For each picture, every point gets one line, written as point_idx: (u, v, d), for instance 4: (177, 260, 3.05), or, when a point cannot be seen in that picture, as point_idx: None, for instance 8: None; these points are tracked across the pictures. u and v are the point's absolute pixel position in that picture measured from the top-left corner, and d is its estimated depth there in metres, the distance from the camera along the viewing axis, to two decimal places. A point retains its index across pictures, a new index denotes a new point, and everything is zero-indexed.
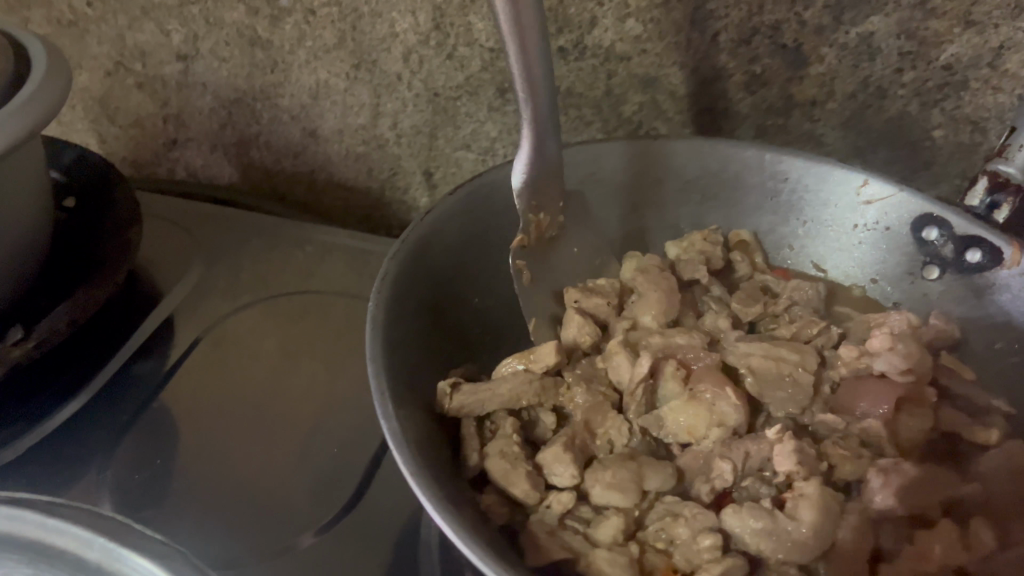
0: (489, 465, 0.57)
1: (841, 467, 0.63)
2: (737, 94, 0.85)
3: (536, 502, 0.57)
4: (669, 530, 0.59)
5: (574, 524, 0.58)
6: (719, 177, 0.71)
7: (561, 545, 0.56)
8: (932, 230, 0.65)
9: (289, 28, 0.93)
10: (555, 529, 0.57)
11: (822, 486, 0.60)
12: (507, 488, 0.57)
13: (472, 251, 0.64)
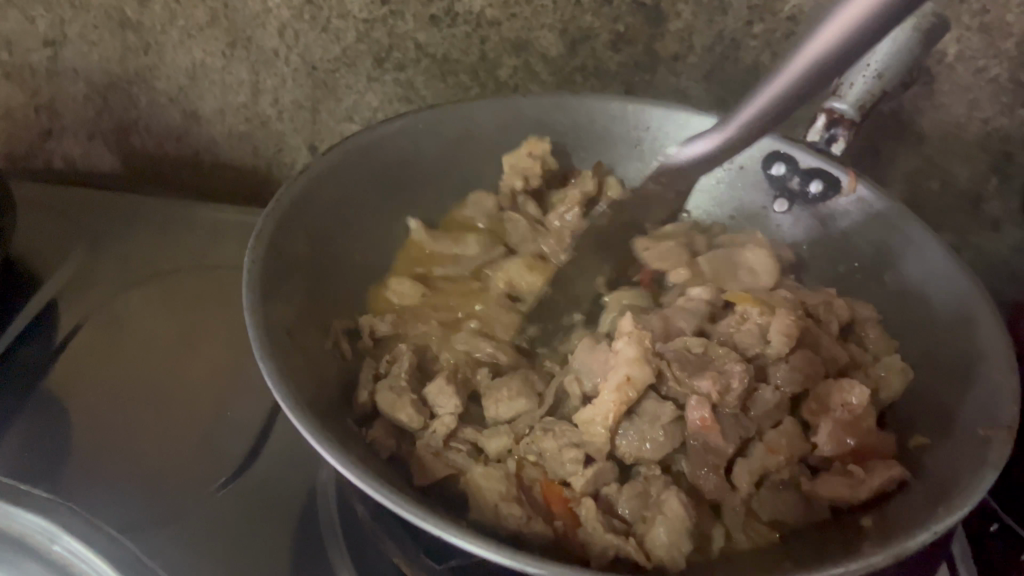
0: (379, 400, 0.56)
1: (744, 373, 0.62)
2: (605, 53, 0.89)
3: (422, 425, 0.55)
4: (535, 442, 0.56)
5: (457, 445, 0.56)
6: (589, 129, 0.75)
7: (447, 465, 0.54)
8: (781, 166, 0.71)
9: (158, 8, 0.93)
10: (440, 451, 0.55)
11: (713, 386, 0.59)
12: (393, 417, 0.55)
13: (350, 210, 0.66)
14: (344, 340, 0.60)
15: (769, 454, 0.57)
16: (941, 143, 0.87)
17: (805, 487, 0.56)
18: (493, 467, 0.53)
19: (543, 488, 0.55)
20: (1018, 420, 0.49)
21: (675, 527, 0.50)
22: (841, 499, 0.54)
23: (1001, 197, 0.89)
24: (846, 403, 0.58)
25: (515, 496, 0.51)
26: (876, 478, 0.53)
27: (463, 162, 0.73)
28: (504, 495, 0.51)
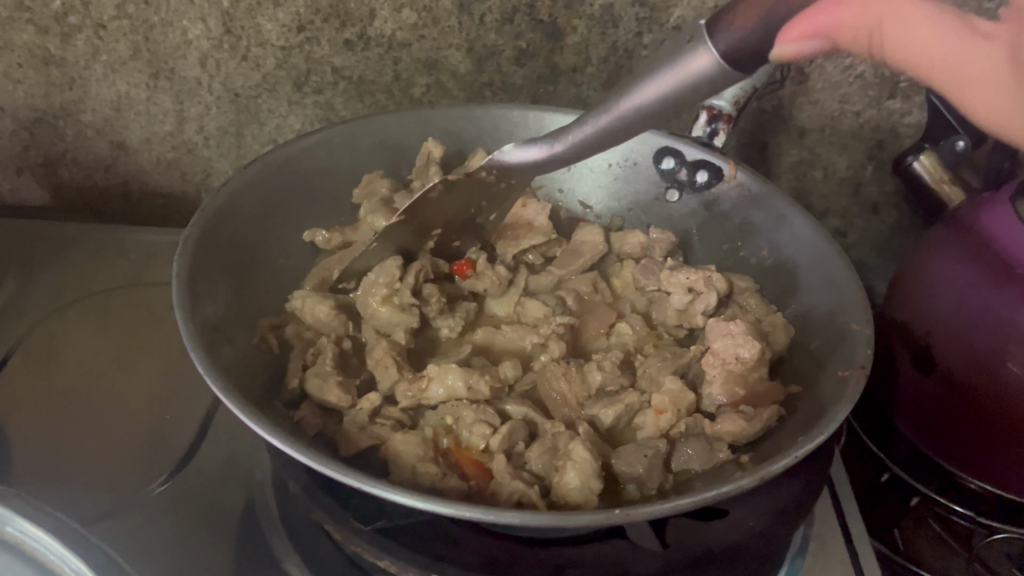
0: (306, 384, 0.61)
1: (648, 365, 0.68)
2: (510, 68, 0.96)
3: (349, 404, 0.60)
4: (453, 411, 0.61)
5: (380, 419, 0.60)
6: (499, 137, 0.81)
7: (371, 437, 0.59)
8: (669, 159, 0.78)
9: (81, 44, 0.96)
10: (366, 425, 0.60)
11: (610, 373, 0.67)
12: (321, 398, 0.60)
13: (269, 220, 0.70)
14: (273, 336, 0.65)
15: (658, 416, 0.63)
16: (819, 135, 0.96)
17: (708, 429, 0.61)
18: (410, 435, 0.58)
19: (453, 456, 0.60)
20: (869, 359, 0.56)
21: (583, 471, 0.56)
22: (739, 435, 0.60)
23: (877, 182, 0.98)
24: (738, 357, 0.64)
25: (432, 457, 0.57)
26: (767, 412, 0.60)
27: (374, 171, 0.79)
28: (421, 457, 0.56)
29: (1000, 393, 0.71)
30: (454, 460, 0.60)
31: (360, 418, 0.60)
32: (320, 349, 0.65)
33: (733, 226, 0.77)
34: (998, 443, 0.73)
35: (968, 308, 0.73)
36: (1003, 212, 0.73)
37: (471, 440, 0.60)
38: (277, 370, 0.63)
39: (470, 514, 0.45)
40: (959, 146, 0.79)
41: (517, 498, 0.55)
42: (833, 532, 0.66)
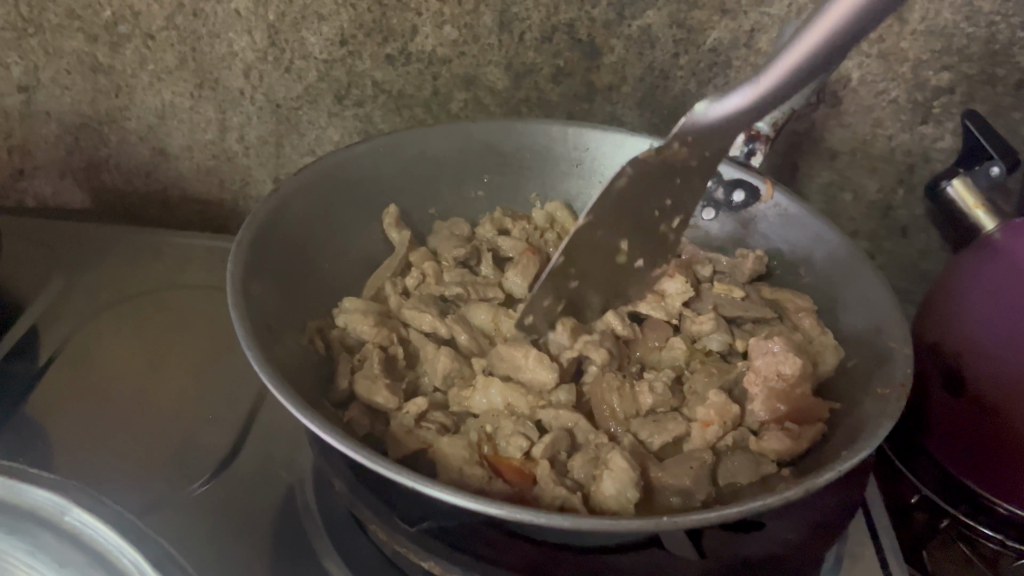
0: (354, 386, 0.62)
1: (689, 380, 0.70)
2: (546, 86, 0.97)
3: (396, 407, 0.62)
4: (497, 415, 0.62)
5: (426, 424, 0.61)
6: (538, 152, 0.82)
7: (418, 440, 0.60)
8: (708, 180, 0.75)
9: (130, 53, 0.99)
10: (413, 429, 0.61)
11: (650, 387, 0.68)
12: (370, 401, 0.62)
13: (316, 227, 0.72)
14: (321, 339, 0.67)
15: (703, 429, 0.64)
16: (851, 158, 0.97)
17: (754, 445, 0.62)
18: (456, 438, 0.59)
19: (496, 459, 0.61)
20: (909, 378, 0.57)
21: (620, 478, 0.57)
22: (785, 453, 0.60)
23: (908, 206, 0.99)
24: (780, 374, 0.65)
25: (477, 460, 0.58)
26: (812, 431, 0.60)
27: (416, 181, 0.80)
28: (467, 460, 0.58)
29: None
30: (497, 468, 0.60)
31: (407, 421, 0.61)
32: (367, 354, 0.66)
33: (767, 245, 0.78)
34: None
35: (1005, 328, 0.74)
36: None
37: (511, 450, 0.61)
38: (325, 375, 0.65)
39: (524, 516, 0.45)
40: (994, 172, 0.79)
41: (559, 503, 0.56)
42: (867, 546, 0.66)
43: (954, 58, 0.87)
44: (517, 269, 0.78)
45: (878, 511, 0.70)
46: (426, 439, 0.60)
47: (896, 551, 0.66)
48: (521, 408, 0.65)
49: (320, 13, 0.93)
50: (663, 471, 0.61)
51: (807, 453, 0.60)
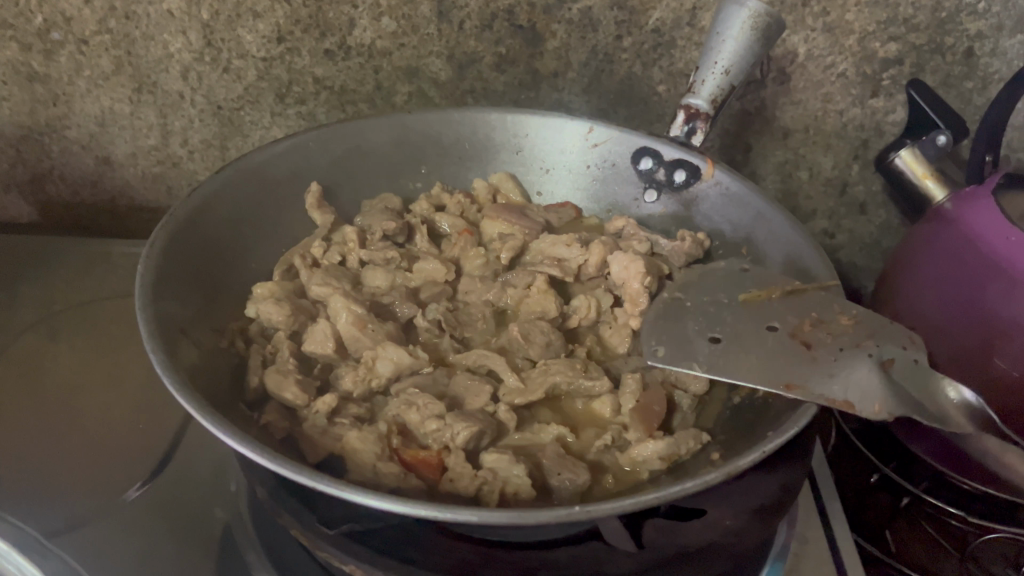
0: (266, 381, 0.56)
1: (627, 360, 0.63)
2: (490, 74, 0.96)
3: (305, 404, 0.54)
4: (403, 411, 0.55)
5: (340, 416, 0.55)
6: (477, 140, 0.80)
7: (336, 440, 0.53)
8: (648, 160, 0.77)
9: (64, 59, 0.97)
10: (326, 428, 0.53)
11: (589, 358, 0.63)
12: (278, 396, 0.55)
13: (244, 226, 0.68)
14: (241, 338, 0.61)
15: (598, 425, 0.58)
16: (804, 135, 0.96)
17: (632, 449, 0.55)
18: (366, 430, 0.52)
19: (407, 454, 0.53)
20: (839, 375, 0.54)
21: (557, 463, 0.53)
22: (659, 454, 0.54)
23: (864, 181, 0.98)
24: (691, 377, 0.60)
25: (391, 456, 0.51)
26: (688, 442, 0.55)
27: (350, 174, 0.76)
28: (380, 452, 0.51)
29: (987, 387, 0.72)
30: (402, 463, 0.52)
31: (319, 420, 0.53)
32: (279, 344, 0.60)
33: (710, 226, 0.75)
34: (989, 436, 0.72)
35: (956, 300, 0.74)
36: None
37: (427, 443, 0.53)
38: (242, 370, 0.59)
39: (427, 513, 0.43)
40: (941, 141, 0.78)
41: (477, 490, 0.50)
42: (816, 530, 0.64)
43: (901, 28, 0.86)
44: (456, 244, 0.71)
45: (828, 493, 0.67)
46: (341, 438, 0.53)
47: (845, 535, 0.63)
48: (446, 388, 0.58)
49: (255, 10, 0.91)
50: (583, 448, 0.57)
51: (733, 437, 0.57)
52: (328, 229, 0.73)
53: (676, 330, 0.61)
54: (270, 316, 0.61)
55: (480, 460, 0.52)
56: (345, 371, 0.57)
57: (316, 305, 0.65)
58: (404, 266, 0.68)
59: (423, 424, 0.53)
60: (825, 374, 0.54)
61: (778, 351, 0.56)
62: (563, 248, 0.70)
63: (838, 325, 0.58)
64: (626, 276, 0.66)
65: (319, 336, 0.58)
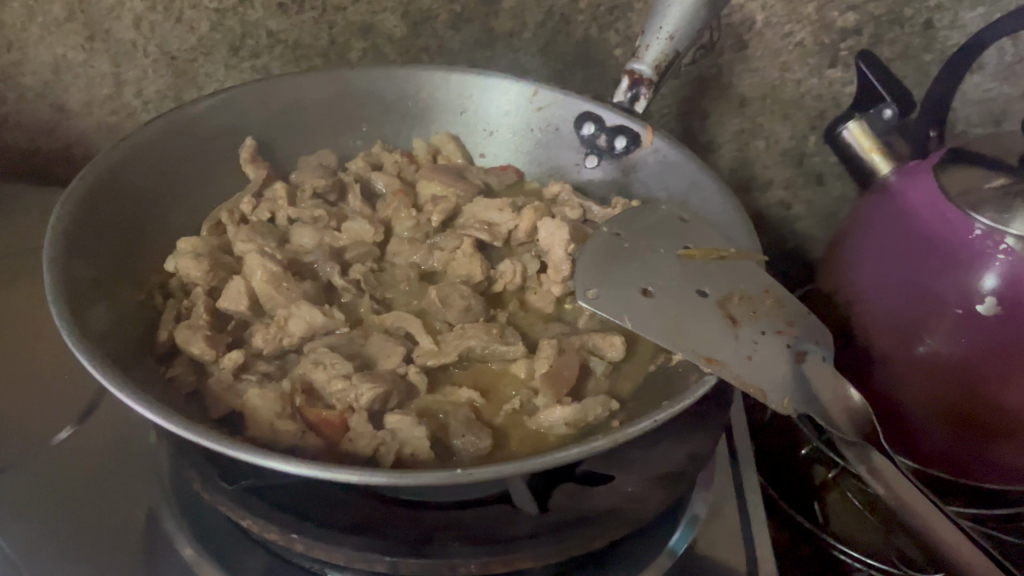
0: (176, 337, 0.56)
1: (549, 325, 0.63)
2: (445, 32, 0.94)
3: (213, 360, 0.55)
4: (311, 372, 0.54)
5: (247, 374, 0.54)
6: (421, 99, 0.79)
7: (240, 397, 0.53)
8: (590, 125, 0.76)
9: (16, 5, 0.96)
10: (232, 385, 0.53)
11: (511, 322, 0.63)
12: (186, 351, 0.55)
13: (168, 178, 0.67)
14: (160, 292, 0.61)
15: (511, 389, 0.58)
16: (761, 104, 0.95)
17: (539, 418, 0.55)
18: (269, 388, 0.52)
19: (311, 413, 0.53)
20: (756, 362, 0.52)
21: (463, 425, 0.53)
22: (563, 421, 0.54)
23: (821, 152, 0.97)
24: (608, 343, 0.60)
25: (291, 414, 0.51)
26: (594, 410, 0.55)
27: (288, 131, 0.75)
28: (280, 412, 0.51)
29: (921, 376, 0.72)
30: (306, 421, 0.52)
31: (224, 376, 0.53)
32: (195, 299, 0.59)
33: (646, 193, 0.75)
34: (930, 417, 0.73)
35: (895, 279, 0.73)
36: (972, 176, 0.68)
37: (331, 401, 0.54)
38: (155, 326, 0.59)
39: (304, 470, 0.42)
40: (887, 115, 0.76)
41: (375, 450, 0.51)
42: (730, 501, 0.64)
43: None
44: (388, 204, 0.71)
45: (746, 464, 0.68)
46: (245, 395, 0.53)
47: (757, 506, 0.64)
48: (359, 348, 0.58)
49: None
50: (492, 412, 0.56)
51: (642, 406, 0.57)
52: (259, 185, 0.72)
53: (610, 270, 0.56)
54: (189, 271, 0.61)
55: (383, 421, 0.52)
56: (257, 329, 0.57)
57: (238, 260, 0.65)
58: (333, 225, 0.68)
59: (329, 383, 0.54)
60: (745, 355, 0.52)
61: (706, 318, 0.54)
62: (495, 215, 0.69)
63: (764, 304, 0.56)
64: (552, 242, 0.65)
65: (234, 293, 0.58)
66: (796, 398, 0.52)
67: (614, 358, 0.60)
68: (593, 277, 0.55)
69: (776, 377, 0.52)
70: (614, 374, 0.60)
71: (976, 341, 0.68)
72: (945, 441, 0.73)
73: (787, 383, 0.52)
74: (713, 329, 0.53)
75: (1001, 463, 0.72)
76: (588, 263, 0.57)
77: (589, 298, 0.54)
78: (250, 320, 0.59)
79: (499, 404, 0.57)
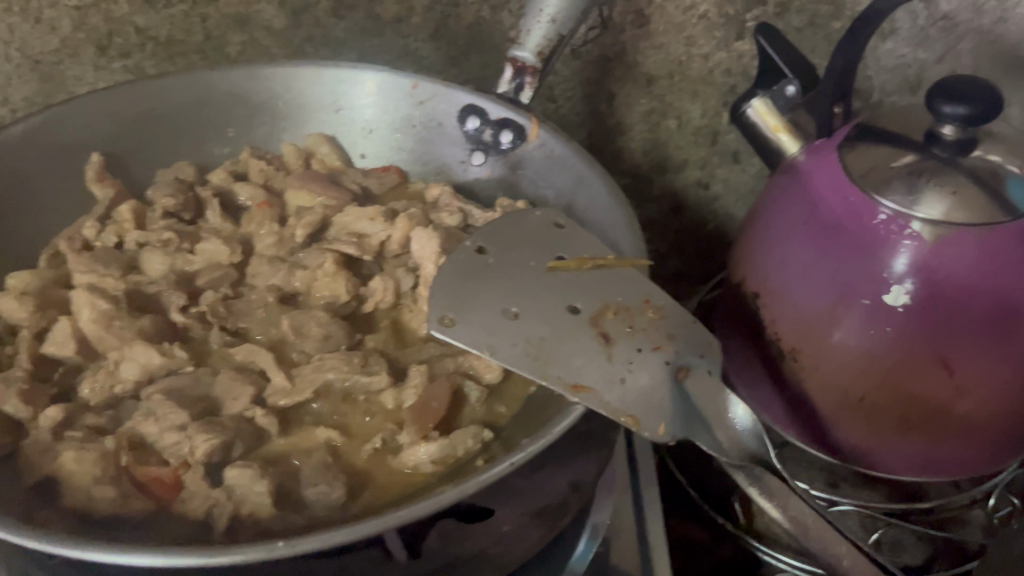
0: None
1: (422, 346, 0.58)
2: (328, 20, 0.88)
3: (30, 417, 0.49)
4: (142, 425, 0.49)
5: (69, 431, 0.49)
6: (293, 99, 0.73)
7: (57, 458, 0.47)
8: (473, 119, 0.70)
9: None
10: (50, 445, 0.48)
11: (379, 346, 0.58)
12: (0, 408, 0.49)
13: None
14: None
15: (375, 425, 0.53)
16: (668, 82, 0.89)
17: (402, 456, 0.50)
18: (87, 448, 0.46)
19: (142, 470, 0.47)
20: (630, 387, 0.48)
21: (316, 473, 0.48)
22: (427, 460, 0.49)
23: (735, 129, 0.91)
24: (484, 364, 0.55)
25: (113, 477, 0.45)
26: (462, 442, 0.50)
27: (142, 142, 0.69)
28: (100, 475, 0.45)
29: (834, 371, 0.67)
30: (134, 482, 0.47)
31: (40, 436, 0.47)
32: (18, 345, 0.53)
33: (535, 191, 0.69)
34: (847, 413, 0.69)
35: (803, 269, 0.68)
36: (879, 156, 0.64)
37: (166, 455, 0.48)
38: None
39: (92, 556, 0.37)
40: (790, 91, 0.72)
41: (207, 513, 0.45)
42: (629, 522, 0.60)
43: None
44: (250, 220, 0.65)
45: (648, 476, 0.63)
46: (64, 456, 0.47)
47: (657, 523, 0.59)
48: (203, 390, 0.52)
49: None
50: (353, 453, 0.51)
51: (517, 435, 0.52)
52: (108, 206, 0.65)
53: (472, 290, 0.51)
54: (11, 312, 0.55)
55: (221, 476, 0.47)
56: (85, 377, 0.52)
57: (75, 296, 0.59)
58: (185, 248, 0.62)
59: (162, 436, 0.48)
60: (617, 380, 0.48)
61: (574, 341, 0.49)
62: (364, 223, 0.64)
63: (643, 317, 0.51)
64: (423, 254, 0.61)
65: (60, 337, 0.53)
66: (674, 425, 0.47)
67: (490, 382, 0.55)
68: (452, 300, 0.50)
69: (651, 403, 0.47)
70: (491, 398, 0.55)
71: (887, 332, 0.64)
72: (863, 438, 0.69)
73: (665, 408, 0.48)
74: (581, 354, 0.48)
75: (918, 458, 0.68)
76: (446, 285, 0.51)
77: (444, 325, 0.48)
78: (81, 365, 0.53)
79: (360, 441, 0.52)
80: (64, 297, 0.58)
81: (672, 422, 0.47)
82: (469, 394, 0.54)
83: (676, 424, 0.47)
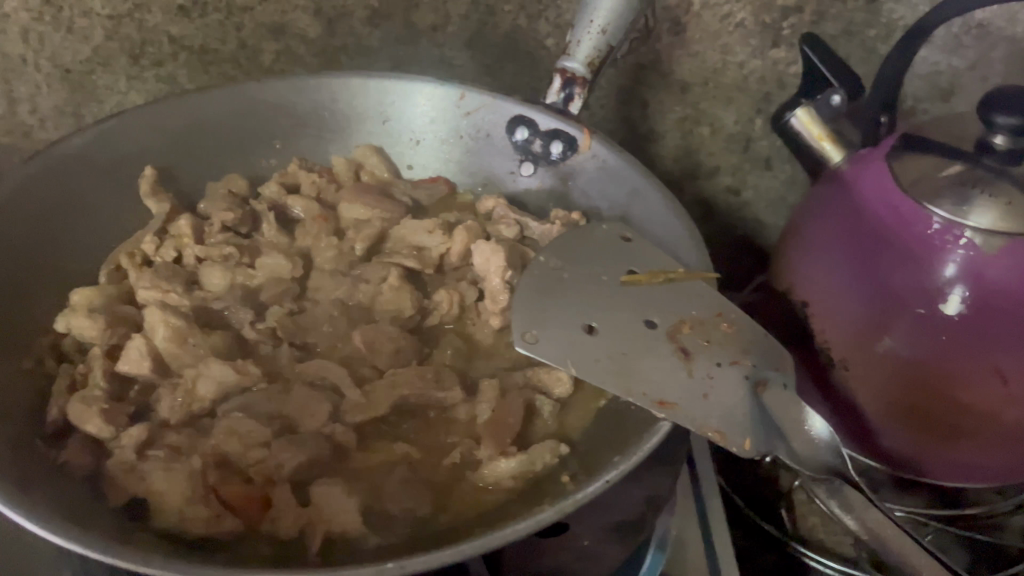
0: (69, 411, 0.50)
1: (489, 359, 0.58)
2: (363, 30, 0.87)
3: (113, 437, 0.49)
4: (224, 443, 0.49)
5: (151, 450, 0.49)
6: (339, 110, 0.73)
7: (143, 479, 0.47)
8: (523, 130, 0.70)
9: None
10: (135, 465, 0.47)
11: (447, 360, 0.58)
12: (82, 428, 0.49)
13: (58, 220, 0.59)
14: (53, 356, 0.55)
15: (450, 440, 0.53)
16: (703, 89, 0.90)
17: (482, 472, 0.50)
18: (175, 469, 0.46)
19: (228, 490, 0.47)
20: (713, 401, 0.48)
21: (400, 490, 0.48)
22: (508, 475, 0.49)
23: (768, 136, 0.91)
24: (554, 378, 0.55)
25: (203, 496, 0.45)
26: (541, 458, 0.50)
27: (193, 156, 0.68)
28: (190, 495, 0.45)
29: (884, 379, 0.68)
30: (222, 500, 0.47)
31: (125, 456, 0.47)
32: (91, 363, 0.53)
33: (587, 202, 0.69)
34: (896, 420, 0.69)
35: (852, 279, 0.69)
36: (927, 165, 0.65)
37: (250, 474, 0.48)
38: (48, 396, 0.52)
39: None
40: (835, 101, 0.71)
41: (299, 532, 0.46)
42: (694, 532, 0.60)
43: None
44: (307, 234, 0.65)
45: (709, 485, 0.63)
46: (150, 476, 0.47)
47: (722, 532, 0.60)
48: (278, 406, 0.52)
49: None
50: (431, 468, 0.51)
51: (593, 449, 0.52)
52: (162, 220, 0.65)
53: (549, 306, 0.51)
54: (81, 330, 0.54)
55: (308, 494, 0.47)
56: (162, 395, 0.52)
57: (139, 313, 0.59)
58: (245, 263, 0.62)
59: (245, 454, 0.48)
60: (699, 394, 0.48)
61: (654, 356, 0.49)
62: (423, 237, 0.64)
63: (717, 330, 0.52)
64: (487, 269, 0.61)
65: (133, 355, 0.53)
66: (758, 437, 0.47)
67: (560, 395, 0.55)
68: (532, 316, 0.50)
69: (734, 416, 0.48)
70: (562, 411, 0.55)
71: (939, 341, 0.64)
72: (912, 444, 0.70)
73: (747, 421, 0.48)
74: (662, 368, 0.48)
75: (967, 463, 0.69)
76: (524, 301, 0.51)
77: (526, 341, 0.48)
78: (155, 382, 0.53)
79: (437, 456, 0.52)
80: (129, 313, 0.58)
81: (757, 434, 0.47)
82: (540, 408, 0.55)
83: (760, 436, 0.47)
